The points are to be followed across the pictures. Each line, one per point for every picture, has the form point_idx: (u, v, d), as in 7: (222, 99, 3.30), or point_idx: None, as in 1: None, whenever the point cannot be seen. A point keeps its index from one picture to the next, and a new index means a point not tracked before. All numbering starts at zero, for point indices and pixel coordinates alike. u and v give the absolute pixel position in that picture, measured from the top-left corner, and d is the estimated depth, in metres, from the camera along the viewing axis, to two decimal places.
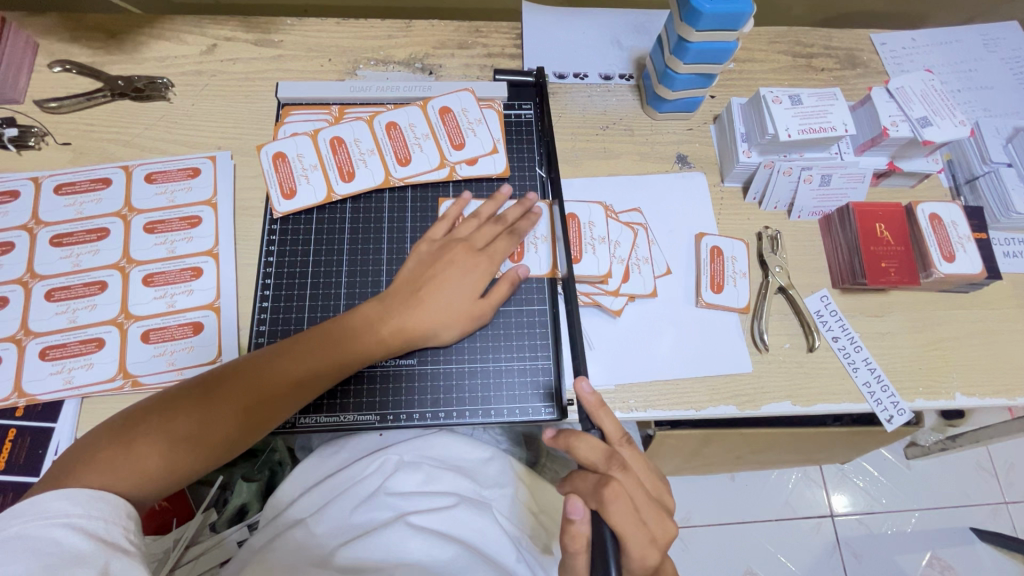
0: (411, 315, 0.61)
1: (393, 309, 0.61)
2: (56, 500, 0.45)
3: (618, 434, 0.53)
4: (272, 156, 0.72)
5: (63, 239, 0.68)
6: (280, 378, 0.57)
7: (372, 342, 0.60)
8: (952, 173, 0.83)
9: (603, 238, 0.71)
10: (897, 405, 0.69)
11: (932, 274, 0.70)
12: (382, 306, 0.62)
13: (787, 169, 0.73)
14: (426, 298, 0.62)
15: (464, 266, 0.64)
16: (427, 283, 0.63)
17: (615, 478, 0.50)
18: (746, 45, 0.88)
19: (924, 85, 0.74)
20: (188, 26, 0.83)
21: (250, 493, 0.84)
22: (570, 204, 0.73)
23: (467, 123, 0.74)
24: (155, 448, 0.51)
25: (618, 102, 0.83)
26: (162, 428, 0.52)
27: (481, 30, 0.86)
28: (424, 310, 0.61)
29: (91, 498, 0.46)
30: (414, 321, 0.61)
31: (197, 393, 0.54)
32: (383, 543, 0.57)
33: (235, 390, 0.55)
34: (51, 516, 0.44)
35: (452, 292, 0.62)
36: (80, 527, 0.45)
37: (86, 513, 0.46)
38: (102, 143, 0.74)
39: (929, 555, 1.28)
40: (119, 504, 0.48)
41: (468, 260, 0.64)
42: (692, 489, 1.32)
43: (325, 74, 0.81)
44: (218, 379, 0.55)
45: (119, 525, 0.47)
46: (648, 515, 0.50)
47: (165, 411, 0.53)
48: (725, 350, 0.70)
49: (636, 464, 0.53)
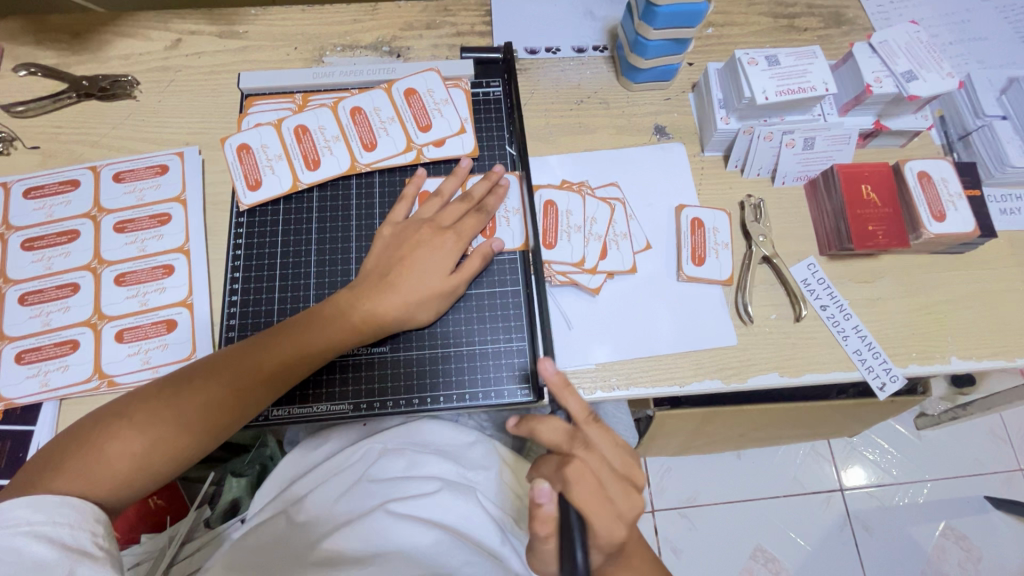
0: (380, 300, 0.60)
1: (362, 295, 0.60)
2: (19, 508, 0.45)
3: (583, 413, 0.52)
4: (236, 148, 0.71)
5: (34, 243, 0.68)
6: (251, 369, 0.56)
7: (343, 328, 0.59)
8: (944, 130, 0.79)
9: (580, 228, 0.70)
10: (889, 372, 0.67)
11: (922, 236, 0.68)
12: (351, 291, 0.61)
13: (768, 133, 0.70)
14: (395, 281, 0.60)
15: (431, 246, 0.62)
16: (396, 266, 0.61)
17: (577, 456, 0.50)
18: (725, 9, 0.85)
19: (909, 38, 0.71)
20: (152, 21, 0.81)
21: (240, 489, 0.83)
22: (549, 189, 0.71)
23: (434, 104, 0.72)
24: (126, 450, 0.50)
25: (593, 75, 0.81)
26: (130, 428, 0.51)
27: (449, 9, 0.84)
28: (394, 293, 0.60)
29: (56, 504, 0.46)
30: (383, 306, 0.60)
31: (165, 391, 0.53)
32: (363, 531, 0.55)
33: (203, 385, 0.54)
34: (13, 525, 0.44)
35: (420, 272, 0.61)
36: (45, 535, 0.45)
37: (51, 520, 0.45)
38: (70, 145, 0.74)
39: (942, 525, 1.26)
40: (86, 509, 0.47)
41: (436, 237, 0.63)
42: (698, 469, 1.30)
43: (292, 63, 0.80)
44: (185, 376, 0.55)
45: (86, 531, 0.47)
46: (614, 492, 0.50)
47: (133, 411, 0.52)
48: (709, 324, 0.68)
49: (605, 443, 0.52)
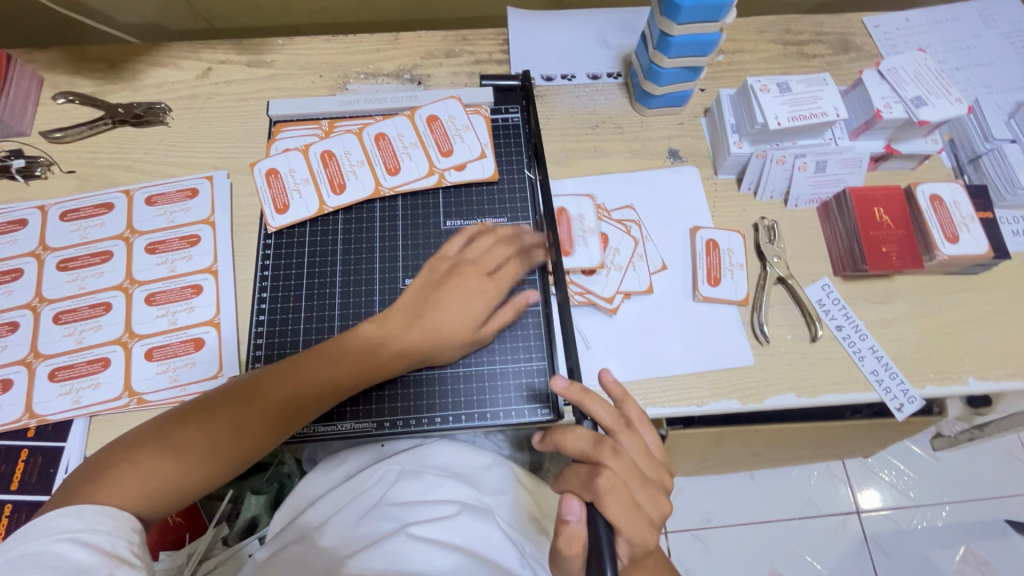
0: (410, 338, 0.62)
1: (393, 331, 0.62)
2: (61, 517, 0.46)
3: (613, 420, 0.53)
4: (264, 173, 0.73)
5: (69, 263, 0.70)
6: (286, 399, 0.57)
7: (375, 364, 0.61)
8: (954, 153, 0.81)
9: (595, 230, 0.71)
10: (907, 393, 0.67)
11: (936, 257, 0.69)
12: (384, 324, 0.62)
13: (780, 158, 0.72)
14: (427, 322, 0.62)
15: (470, 291, 0.64)
16: (428, 309, 0.63)
17: (607, 465, 0.49)
18: (734, 36, 0.87)
19: (917, 65, 0.73)
20: (184, 51, 0.85)
21: (259, 506, 0.85)
22: (559, 196, 0.73)
23: (455, 130, 0.75)
24: (161, 467, 0.51)
25: (607, 100, 0.83)
26: (167, 445, 0.52)
27: (468, 38, 0.87)
28: (423, 333, 0.62)
29: (94, 512, 0.47)
30: (410, 344, 0.62)
31: (200, 413, 0.55)
32: (387, 554, 0.56)
33: (239, 407, 0.55)
34: (58, 532, 0.45)
35: (455, 313, 0.63)
36: (86, 541, 0.46)
37: (90, 527, 0.46)
38: (106, 169, 0.77)
39: (962, 549, 1.23)
40: (122, 517, 0.48)
41: (477, 282, 0.64)
42: (712, 490, 1.29)
43: (317, 91, 0.83)
44: (221, 396, 0.56)
45: (123, 539, 0.48)
46: (643, 496, 0.50)
47: (172, 429, 0.53)
48: (724, 344, 0.69)
49: (635, 449, 0.52)
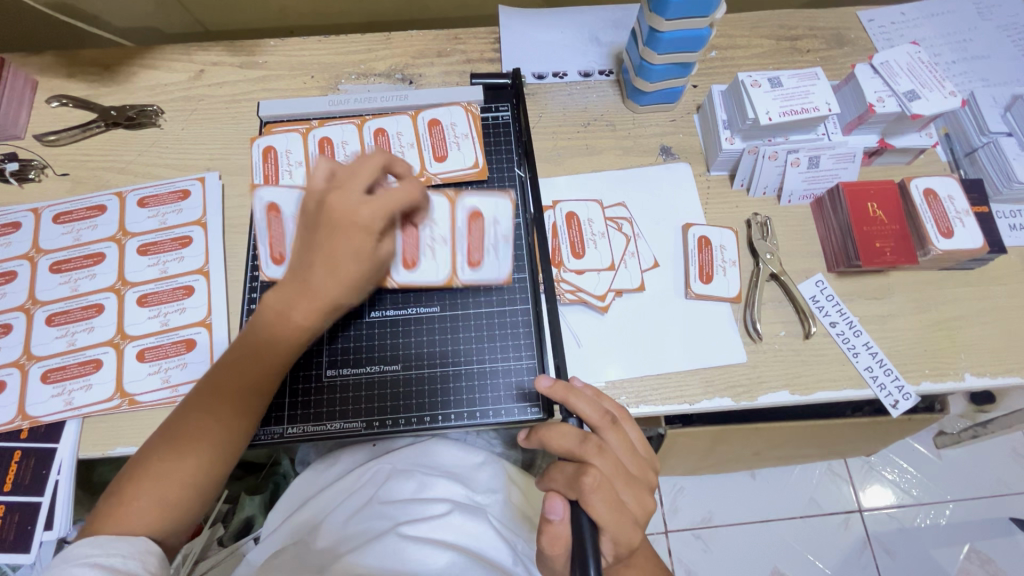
0: (309, 295, 0.55)
1: (293, 296, 0.55)
2: (83, 546, 0.48)
3: (599, 416, 0.52)
4: (265, 206, 0.66)
5: (62, 266, 0.71)
6: (240, 389, 0.55)
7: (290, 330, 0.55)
8: (950, 147, 0.80)
9: (603, 234, 0.72)
10: (902, 390, 0.66)
11: (930, 252, 0.68)
12: (283, 292, 0.56)
13: (772, 153, 0.72)
14: (314, 267, 0.54)
15: (348, 223, 0.53)
16: (315, 252, 0.54)
17: (593, 464, 0.49)
18: (727, 32, 0.87)
19: (910, 58, 0.72)
20: (176, 53, 0.85)
21: (255, 506, 0.86)
22: (567, 200, 0.74)
23: (454, 137, 0.75)
24: (148, 497, 0.51)
25: (599, 98, 0.83)
26: (143, 469, 0.52)
27: (459, 37, 0.87)
28: (320, 279, 0.54)
29: (110, 538, 0.49)
30: (320, 299, 0.55)
31: (164, 435, 0.53)
32: (377, 553, 0.56)
33: (195, 410, 0.54)
34: (78, 558, 0.47)
35: (348, 244, 0.54)
36: (103, 565, 0.47)
37: (106, 551, 0.48)
38: (99, 172, 0.77)
39: (966, 547, 1.22)
40: (136, 541, 0.49)
41: (349, 206, 0.53)
42: (712, 490, 1.28)
43: (309, 91, 0.83)
44: (179, 408, 0.55)
45: (138, 559, 0.49)
46: (628, 493, 0.50)
47: (145, 453, 0.53)
48: (717, 342, 0.69)
49: (621, 448, 0.52)
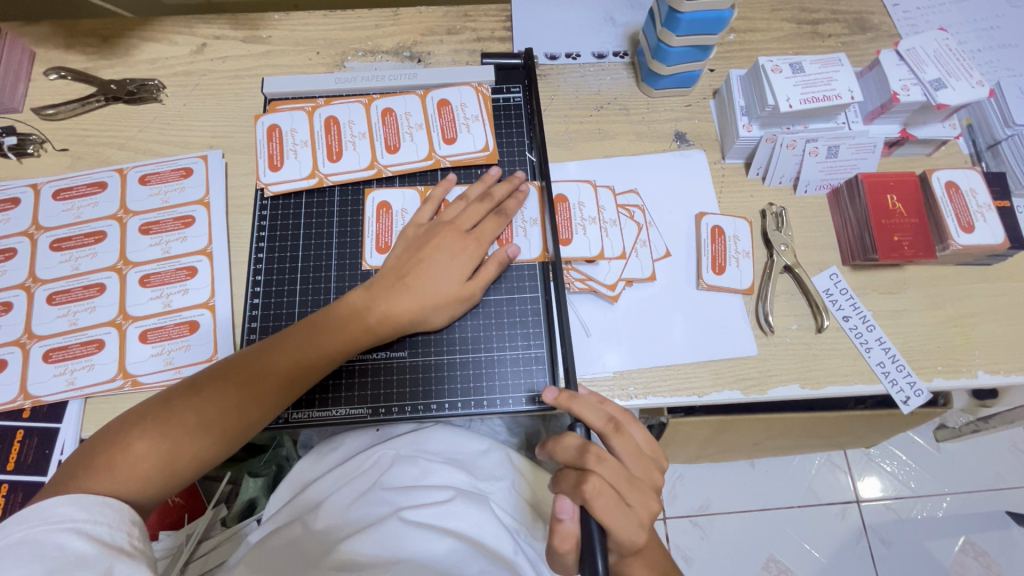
0: (393, 301, 0.60)
1: (375, 296, 0.61)
2: (61, 505, 0.46)
3: (603, 423, 0.52)
4: (377, 205, 0.70)
5: (62, 244, 0.69)
6: (271, 371, 0.56)
7: (357, 329, 0.59)
8: (971, 139, 0.78)
9: (614, 222, 0.70)
10: (913, 386, 0.66)
11: (950, 247, 0.66)
12: (368, 290, 0.61)
13: (790, 142, 0.69)
14: (406, 280, 0.61)
15: (451, 250, 0.62)
16: (411, 268, 0.62)
17: (599, 471, 0.49)
18: (746, 15, 0.84)
19: (937, 45, 0.70)
20: (178, 26, 0.82)
21: (257, 488, 0.84)
22: (560, 182, 0.72)
23: (464, 119, 0.73)
24: (152, 457, 0.50)
25: (612, 81, 0.80)
26: (154, 427, 0.51)
27: (470, 15, 0.84)
28: (410, 294, 0.61)
29: (97, 503, 0.47)
30: (398, 307, 0.60)
31: (184, 395, 0.53)
32: (377, 537, 0.56)
33: (223, 385, 0.54)
34: (57, 521, 0.45)
35: (441, 270, 0.61)
36: (86, 532, 0.45)
37: (92, 518, 0.46)
38: (99, 148, 0.75)
39: (961, 540, 1.23)
40: (123, 509, 0.48)
41: (455, 240, 0.63)
42: (712, 478, 1.29)
43: (314, 68, 0.81)
44: (206, 376, 0.55)
45: (123, 531, 0.47)
46: (634, 498, 0.49)
47: (158, 411, 0.52)
48: (728, 334, 0.68)
49: (625, 453, 0.52)
